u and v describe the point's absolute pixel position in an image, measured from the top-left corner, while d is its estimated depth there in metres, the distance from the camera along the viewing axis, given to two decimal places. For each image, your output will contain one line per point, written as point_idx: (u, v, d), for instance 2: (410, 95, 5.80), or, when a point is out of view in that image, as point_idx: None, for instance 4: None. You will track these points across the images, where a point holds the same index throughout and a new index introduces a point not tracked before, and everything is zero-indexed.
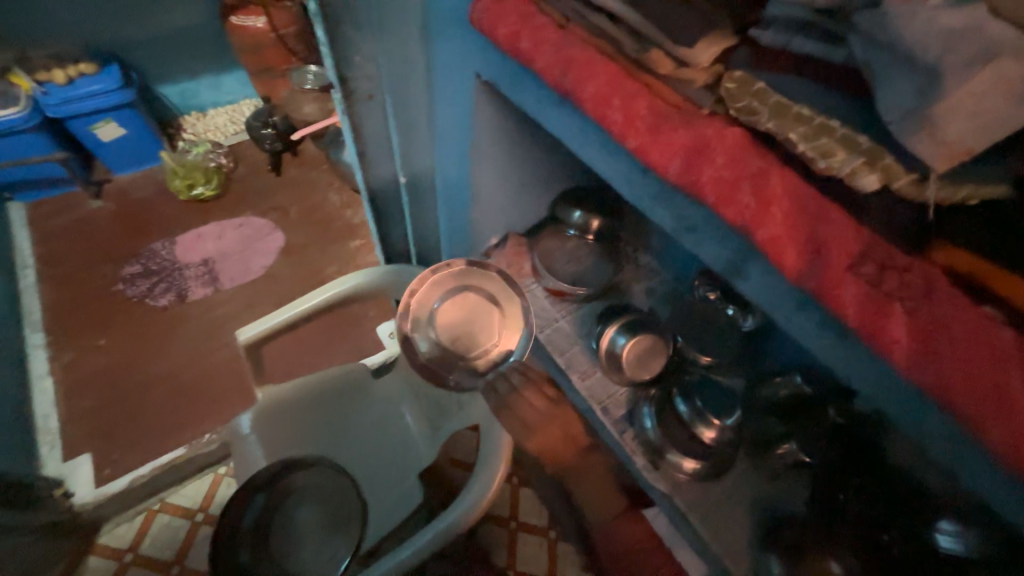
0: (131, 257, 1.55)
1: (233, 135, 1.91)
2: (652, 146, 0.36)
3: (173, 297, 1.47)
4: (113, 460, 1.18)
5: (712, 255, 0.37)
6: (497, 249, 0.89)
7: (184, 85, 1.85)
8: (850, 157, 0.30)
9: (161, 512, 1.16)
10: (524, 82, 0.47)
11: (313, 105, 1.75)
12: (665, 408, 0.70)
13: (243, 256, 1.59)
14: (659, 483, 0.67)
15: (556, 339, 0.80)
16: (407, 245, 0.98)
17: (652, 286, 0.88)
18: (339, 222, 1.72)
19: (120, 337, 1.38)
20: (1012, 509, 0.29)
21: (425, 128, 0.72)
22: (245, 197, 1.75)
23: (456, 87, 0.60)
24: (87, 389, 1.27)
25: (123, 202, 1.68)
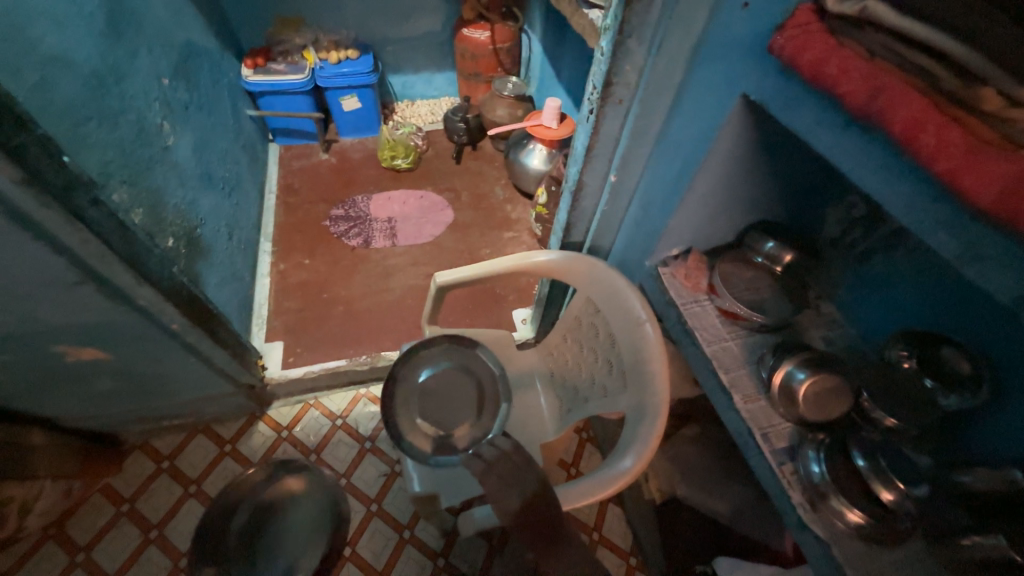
0: (339, 202, 1.91)
1: (430, 123, 2.25)
2: (965, 170, 0.39)
3: (361, 241, 1.78)
4: (297, 352, 1.45)
5: (1001, 286, 0.40)
6: (675, 260, 0.93)
7: (408, 77, 2.24)
8: None
9: (314, 407, 1.39)
10: (806, 106, 0.53)
11: (505, 110, 2.00)
12: (837, 456, 0.67)
13: (418, 222, 1.86)
14: (816, 526, 0.65)
15: (721, 357, 0.81)
16: (584, 240, 1.08)
17: (831, 336, 0.85)
18: (499, 213, 1.92)
19: (319, 261, 1.70)
20: None
21: (655, 136, 0.80)
22: (429, 175, 2.05)
23: (712, 103, 0.69)
24: (291, 293, 1.60)
25: (342, 160, 2.08)
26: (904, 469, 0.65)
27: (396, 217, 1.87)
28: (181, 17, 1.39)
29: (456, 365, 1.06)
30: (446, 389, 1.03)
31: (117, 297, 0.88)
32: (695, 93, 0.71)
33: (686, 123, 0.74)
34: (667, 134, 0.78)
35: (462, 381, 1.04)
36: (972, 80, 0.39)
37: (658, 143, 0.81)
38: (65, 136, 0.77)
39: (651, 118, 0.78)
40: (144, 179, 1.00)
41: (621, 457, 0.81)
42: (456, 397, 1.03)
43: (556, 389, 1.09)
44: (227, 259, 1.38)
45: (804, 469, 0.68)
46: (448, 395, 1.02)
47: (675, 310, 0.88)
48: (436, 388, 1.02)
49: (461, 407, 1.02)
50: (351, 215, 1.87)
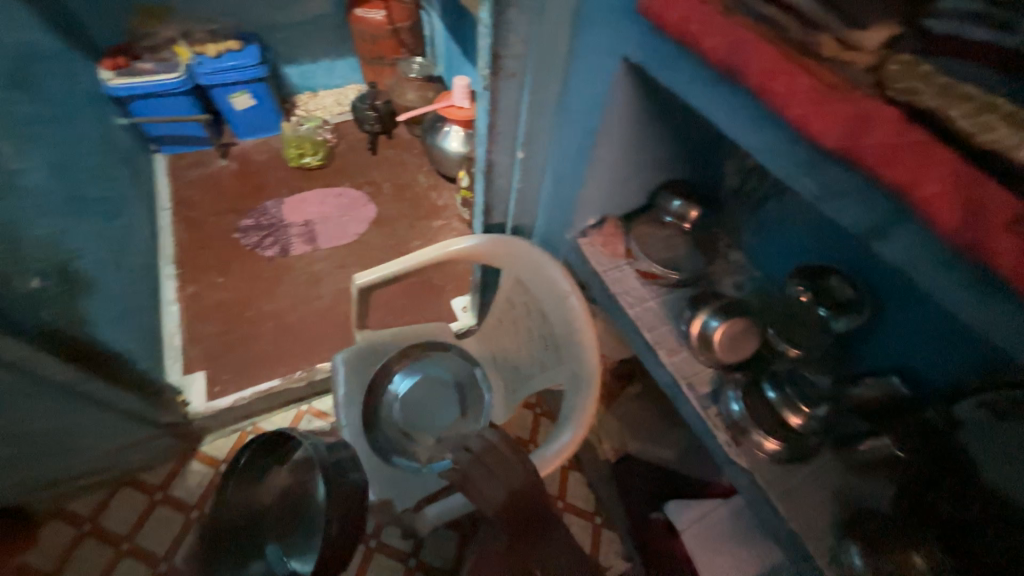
0: (247, 211, 1.76)
1: (338, 115, 2.10)
2: (814, 116, 0.40)
3: (279, 250, 1.65)
4: (223, 380, 1.34)
5: (853, 219, 0.42)
6: (593, 230, 0.95)
7: (305, 67, 2.07)
8: (1014, 133, 0.34)
9: (252, 433, 1.30)
10: (678, 65, 0.54)
11: (416, 93, 1.93)
12: (753, 393, 0.73)
13: (339, 221, 1.75)
14: (740, 459, 0.70)
15: (645, 317, 0.84)
16: (506, 220, 1.07)
17: (741, 282, 0.91)
18: (426, 202, 1.86)
19: (234, 278, 1.57)
20: None
21: (553, 106, 0.80)
22: (345, 170, 1.93)
23: (600, 71, 0.69)
24: (206, 318, 1.46)
25: (244, 164, 1.90)
26: (808, 394, 0.70)
27: (315, 219, 1.76)
28: (9, 16, 1.17)
29: (429, 368, 1.07)
30: (424, 395, 1.04)
31: None
32: (581, 58, 0.70)
33: (579, 90, 0.74)
34: (563, 102, 0.78)
35: (438, 383, 1.05)
36: (813, 29, 0.42)
37: (556, 114, 0.80)
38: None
39: (546, 89, 0.77)
40: None
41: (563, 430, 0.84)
42: (438, 399, 1.04)
43: (497, 369, 1.08)
44: (120, 291, 1.22)
45: (725, 410, 0.73)
46: (428, 400, 1.04)
47: (598, 279, 0.90)
48: (414, 397, 1.03)
49: (445, 409, 1.04)
50: (263, 223, 1.73)
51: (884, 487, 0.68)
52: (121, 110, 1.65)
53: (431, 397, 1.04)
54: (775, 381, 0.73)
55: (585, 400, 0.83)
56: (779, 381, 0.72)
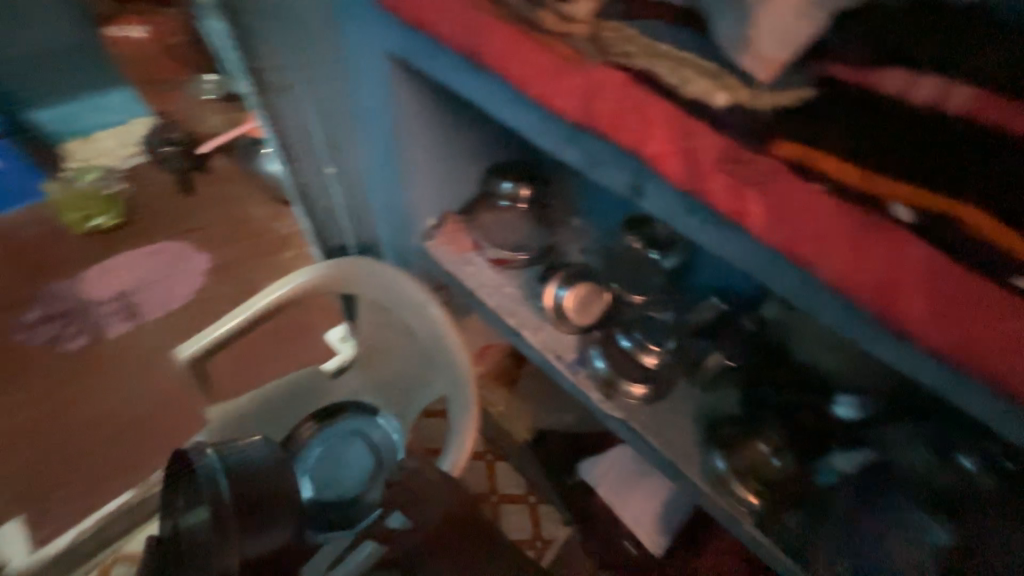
0: (30, 302, 1.39)
1: (127, 158, 1.73)
2: (553, 91, 0.42)
3: (89, 337, 1.34)
4: (50, 518, 1.08)
5: (618, 181, 0.43)
6: (436, 230, 0.91)
7: (63, 109, 1.67)
8: (704, 80, 0.37)
9: (118, 564, 0.96)
10: (435, 55, 0.51)
11: (218, 116, 1.74)
12: (610, 347, 0.78)
13: (164, 283, 1.48)
14: (615, 411, 0.74)
15: (504, 304, 0.85)
16: (346, 240, 0.99)
17: (585, 246, 0.95)
18: (270, 235, 1.63)
19: (33, 390, 1.24)
20: (866, 338, 0.36)
21: (345, 115, 0.74)
22: (155, 222, 1.63)
23: (372, 71, 0.63)
24: (10, 450, 1.16)
25: (11, 244, 1.50)
26: (655, 332, 0.77)
27: (130, 289, 1.46)
28: None
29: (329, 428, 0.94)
30: (334, 457, 0.91)
31: None
32: (346, 58, 0.65)
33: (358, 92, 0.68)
34: (350, 108, 0.72)
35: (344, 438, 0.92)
36: (534, 4, 0.43)
37: (350, 123, 0.74)
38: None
39: (332, 96, 0.72)
40: None
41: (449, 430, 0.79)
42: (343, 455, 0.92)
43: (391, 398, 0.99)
44: None
45: (591, 370, 0.77)
46: (335, 463, 0.90)
47: (452, 278, 0.88)
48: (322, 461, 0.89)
49: (353, 462, 0.91)
50: (58, 311, 1.39)
51: (729, 393, 0.77)
52: None
53: (334, 454, 0.91)
54: (625, 329, 0.78)
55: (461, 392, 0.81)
56: (629, 329, 0.78)
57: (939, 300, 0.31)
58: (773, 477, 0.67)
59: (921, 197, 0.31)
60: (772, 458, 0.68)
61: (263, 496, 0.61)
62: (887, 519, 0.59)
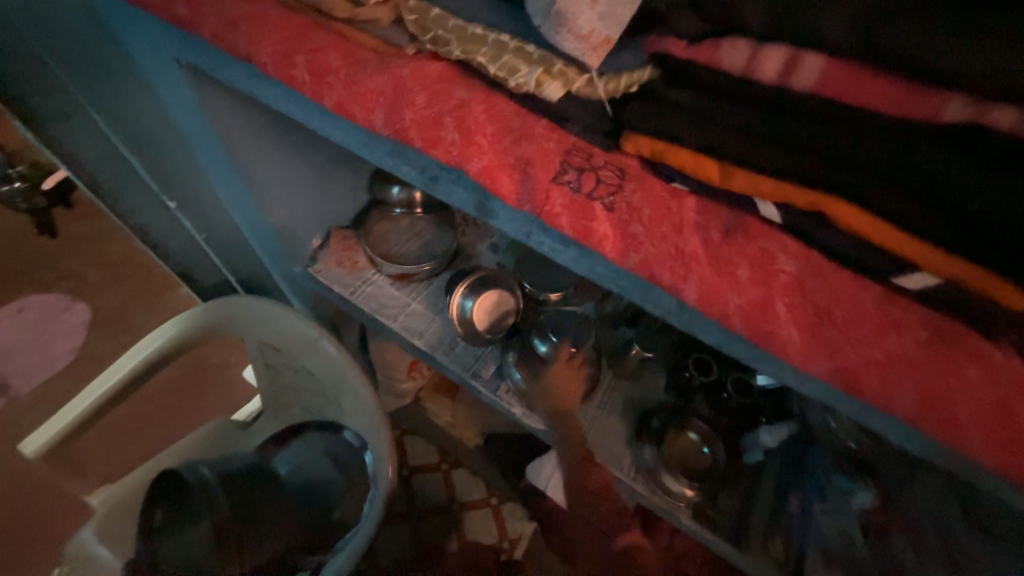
0: None
1: None
2: (350, 101, 0.32)
3: None
4: None
5: (463, 200, 0.35)
6: (323, 249, 0.81)
7: None
8: (531, 69, 0.30)
9: None
10: (216, 59, 0.39)
11: None
12: (527, 354, 0.72)
13: (36, 346, 1.27)
14: (542, 423, 0.69)
15: (411, 323, 0.76)
16: (225, 275, 0.86)
17: (495, 241, 0.86)
18: (161, 269, 1.43)
19: None
20: (755, 364, 0.29)
21: (154, 137, 0.59)
22: (14, 274, 1.39)
23: (171, 86, 0.50)
24: None
25: None
26: (565, 326, 0.72)
27: None
28: None
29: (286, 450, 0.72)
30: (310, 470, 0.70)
31: None
32: (124, 71, 0.51)
33: (159, 110, 0.55)
34: (153, 126, 0.58)
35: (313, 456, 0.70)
36: None
37: (165, 146, 0.60)
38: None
39: (129, 116, 0.57)
40: None
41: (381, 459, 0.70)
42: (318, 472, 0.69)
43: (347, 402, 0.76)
44: None
45: (508, 385, 0.72)
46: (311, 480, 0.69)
47: (350, 303, 0.78)
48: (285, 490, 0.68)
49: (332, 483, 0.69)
50: None
51: (654, 379, 0.75)
52: None
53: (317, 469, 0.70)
54: (541, 336, 0.72)
55: (378, 425, 0.71)
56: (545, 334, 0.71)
57: (812, 321, 0.26)
58: (704, 468, 0.66)
59: (781, 190, 0.26)
60: (702, 447, 0.68)
61: (270, 493, 0.59)
62: (814, 491, 0.59)
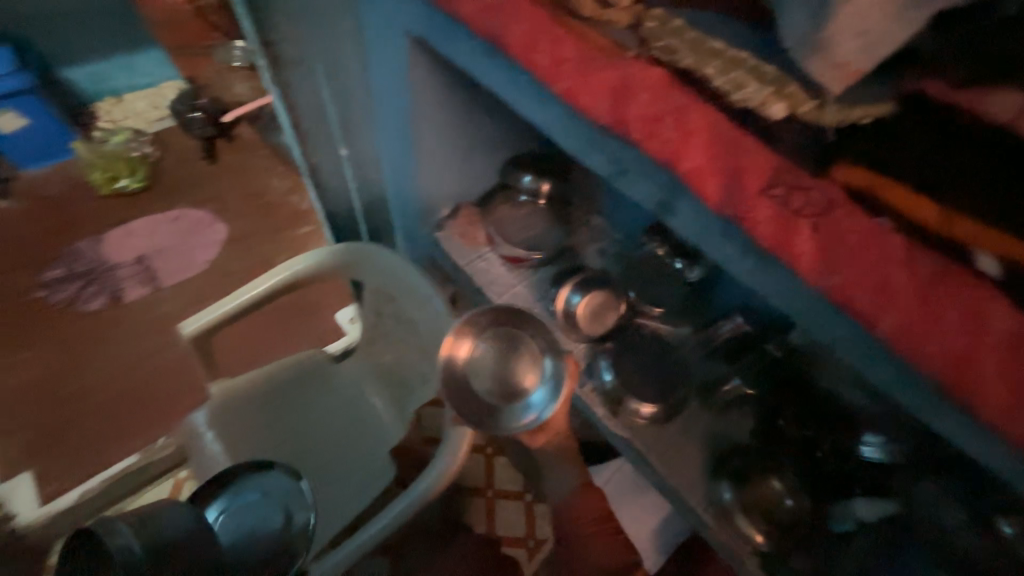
0: (53, 259, 1.41)
1: (156, 121, 1.75)
2: (580, 89, 0.36)
3: (106, 299, 1.36)
4: (59, 475, 1.10)
5: (644, 195, 0.38)
6: (449, 220, 0.87)
7: (93, 67, 1.69)
8: (760, 88, 0.32)
9: None
10: (452, 36, 0.46)
11: (245, 84, 1.67)
12: (620, 360, 0.74)
13: (181, 251, 1.48)
14: (620, 429, 0.70)
15: (514, 304, 0.81)
16: (357, 223, 0.96)
17: (604, 247, 0.89)
18: (287, 209, 1.63)
19: (50, 346, 1.26)
20: (921, 406, 0.30)
21: (361, 95, 0.70)
22: (178, 187, 1.63)
23: (389, 50, 0.59)
24: (23, 403, 1.18)
25: (35, 200, 1.52)
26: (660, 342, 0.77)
27: (146, 255, 1.47)
28: None
29: None
30: None
31: None
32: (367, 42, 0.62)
33: (377, 76, 0.65)
34: (366, 87, 0.69)
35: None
36: None
37: (366, 106, 0.71)
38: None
39: (350, 74, 0.68)
40: None
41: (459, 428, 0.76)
42: None
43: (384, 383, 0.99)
44: None
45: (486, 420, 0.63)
46: None
47: (463, 273, 0.84)
48: None
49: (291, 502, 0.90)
50: (78, 271, 1.40)
51: (744, 419, 0.72)
52: None
53: None
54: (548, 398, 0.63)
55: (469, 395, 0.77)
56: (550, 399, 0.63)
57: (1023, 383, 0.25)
58: (785, 521, 0.63)
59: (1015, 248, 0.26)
60: (785, 498, 0.64)
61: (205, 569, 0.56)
62: None
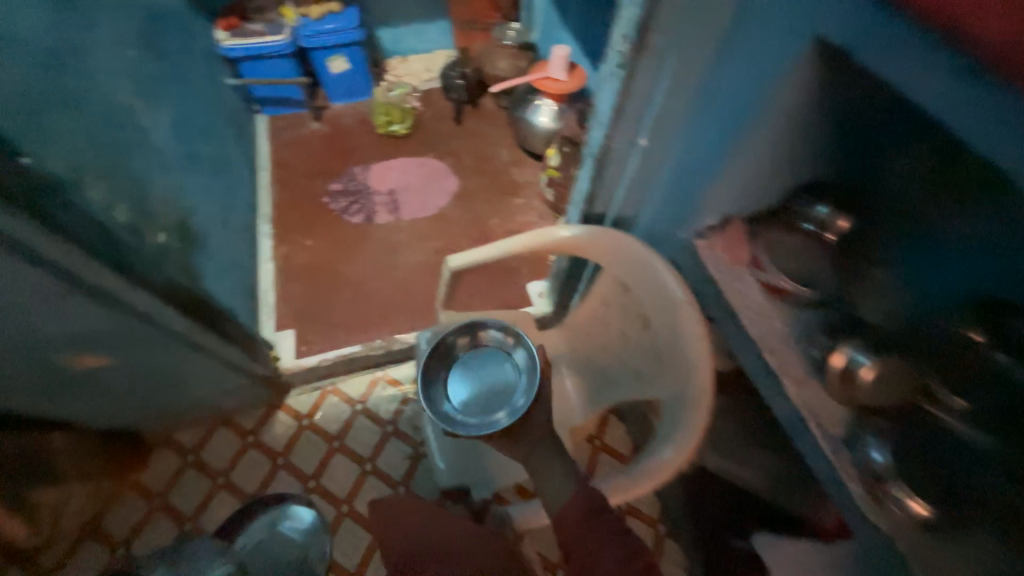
0: (337, 176, 1.77)
1: (426, 82, 2.08)
2: None
3: (364, 217, 1.66)
4: (308, 340, 1.41)
5: None
6: (713, 231, 0.83)
7: (398, 30, 2.05)
8: None
9: (333, 394, 1.36)
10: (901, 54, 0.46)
11: (507, 61, 1.80)
12: (898, 445, 0.62)
13: (421, 193, 1.74)
14: (878, 520, 0.60)
15: (768, 338, 0.72)
16: (609, 209, 0.99)
17: (891, 309, 0.74)
18: (507, 178, 1.80)
19: (323, 241, 1.60)
20: None
21: (701, 87, 0.71)
22: (429, 139, 1.91)
23: (770, 51, 0.61)
24: (297, 278, 1.52)
25: (335, 127, 1.92)
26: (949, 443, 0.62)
27: (397, 188, 1.75)
28: None
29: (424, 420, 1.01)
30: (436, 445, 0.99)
31: (113, 309, 0.80)
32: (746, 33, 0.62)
33: (734, 69, 0.66)
34: (710, 80, 0.70)
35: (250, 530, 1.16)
36: None
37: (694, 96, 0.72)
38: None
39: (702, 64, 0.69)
40: (121, 170, 0.91)
41: (662, 447, 0.74)
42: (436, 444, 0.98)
43: (581, 373, 1.02)
44: (224, 247, 1.31)
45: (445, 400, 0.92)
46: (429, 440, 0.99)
47: (714, 288, 0.79)
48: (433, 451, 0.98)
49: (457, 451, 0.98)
50: (350, 188, 1.74)
51: None
52: (229, 69, 1.70)
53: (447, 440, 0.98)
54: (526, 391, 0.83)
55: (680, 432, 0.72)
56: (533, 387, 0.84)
57: None
58: None
59: None
60: None
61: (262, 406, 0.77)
62: None
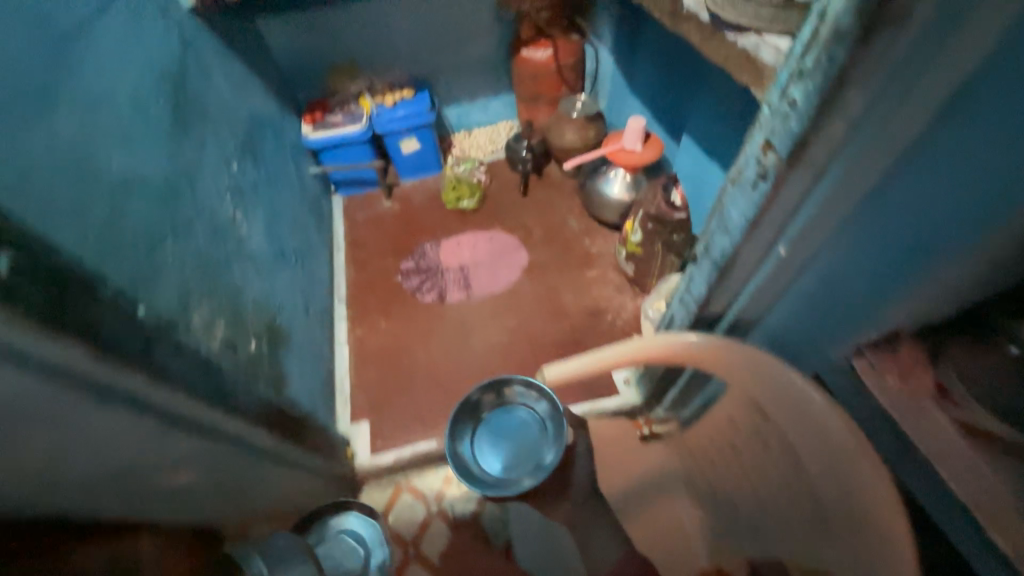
0: (408, 253, 1.78)
1: (491, 154, 2.11)
2: None
3: (436, 296, 1.64)
4: (383, 433, 1.35)
5: None
6: (875, 347, 0.69)
7: (464, 107, 2.12)
8: None
9: (405, 492, 1.27)
10: None
11: (575, 133, 1.78)
12: None
13: (492, 268, 1.70)
14: None
15: (985, 501, 0.56)
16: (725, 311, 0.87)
17: None
18: (578, 248, 1.73)
19: (396, 322, 1.58)
20: None
21: (881, 201, 0.56)
22: (497, 212, 1.90)
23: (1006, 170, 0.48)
24: (372, 363, 1.49)
25: (405, 204, 1.97)
26: None
27: (468, 263, 1.73)
28: (243, 89, 1.34)
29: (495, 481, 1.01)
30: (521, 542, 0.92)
31: (213, 437, 0.76)
32: (967, 154, 0.48)
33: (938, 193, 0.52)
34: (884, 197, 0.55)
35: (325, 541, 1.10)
36: None
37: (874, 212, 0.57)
38: (116, 263, 0.65)
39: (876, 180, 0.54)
40: (221, 284, 0.93)
41: None
42: None
43: (706, 502, 0.88)
44: (306, 340, 1.30)
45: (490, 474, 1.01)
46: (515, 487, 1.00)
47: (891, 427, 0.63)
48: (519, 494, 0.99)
49: None
50: (421, 266, 1.74)
51: None
52: (312, 159, 1.81)
53: None
54: (555, 444, 1.03)
55: None
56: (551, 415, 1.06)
57: None
58: None
59: None
60: None
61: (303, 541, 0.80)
62: None
